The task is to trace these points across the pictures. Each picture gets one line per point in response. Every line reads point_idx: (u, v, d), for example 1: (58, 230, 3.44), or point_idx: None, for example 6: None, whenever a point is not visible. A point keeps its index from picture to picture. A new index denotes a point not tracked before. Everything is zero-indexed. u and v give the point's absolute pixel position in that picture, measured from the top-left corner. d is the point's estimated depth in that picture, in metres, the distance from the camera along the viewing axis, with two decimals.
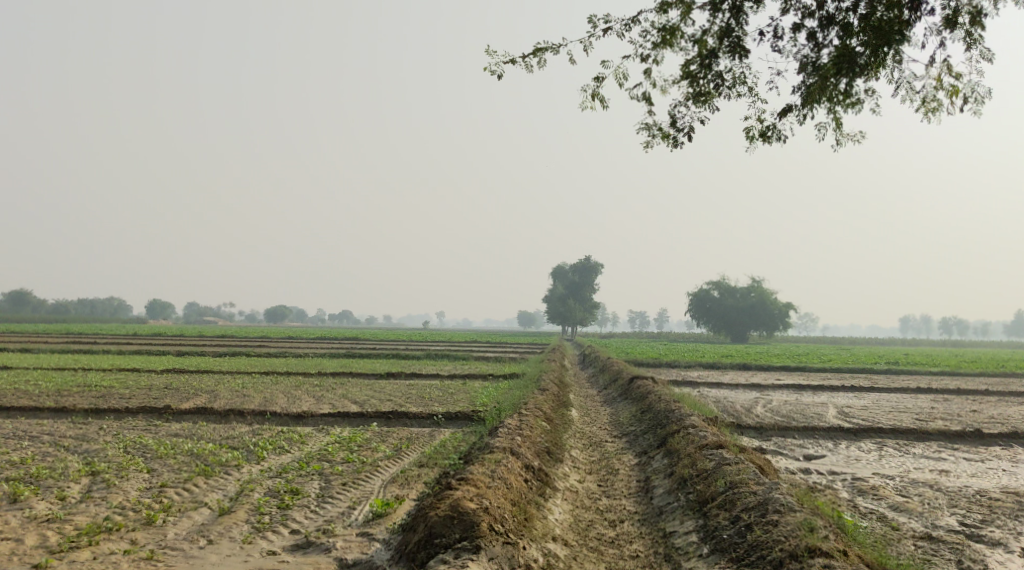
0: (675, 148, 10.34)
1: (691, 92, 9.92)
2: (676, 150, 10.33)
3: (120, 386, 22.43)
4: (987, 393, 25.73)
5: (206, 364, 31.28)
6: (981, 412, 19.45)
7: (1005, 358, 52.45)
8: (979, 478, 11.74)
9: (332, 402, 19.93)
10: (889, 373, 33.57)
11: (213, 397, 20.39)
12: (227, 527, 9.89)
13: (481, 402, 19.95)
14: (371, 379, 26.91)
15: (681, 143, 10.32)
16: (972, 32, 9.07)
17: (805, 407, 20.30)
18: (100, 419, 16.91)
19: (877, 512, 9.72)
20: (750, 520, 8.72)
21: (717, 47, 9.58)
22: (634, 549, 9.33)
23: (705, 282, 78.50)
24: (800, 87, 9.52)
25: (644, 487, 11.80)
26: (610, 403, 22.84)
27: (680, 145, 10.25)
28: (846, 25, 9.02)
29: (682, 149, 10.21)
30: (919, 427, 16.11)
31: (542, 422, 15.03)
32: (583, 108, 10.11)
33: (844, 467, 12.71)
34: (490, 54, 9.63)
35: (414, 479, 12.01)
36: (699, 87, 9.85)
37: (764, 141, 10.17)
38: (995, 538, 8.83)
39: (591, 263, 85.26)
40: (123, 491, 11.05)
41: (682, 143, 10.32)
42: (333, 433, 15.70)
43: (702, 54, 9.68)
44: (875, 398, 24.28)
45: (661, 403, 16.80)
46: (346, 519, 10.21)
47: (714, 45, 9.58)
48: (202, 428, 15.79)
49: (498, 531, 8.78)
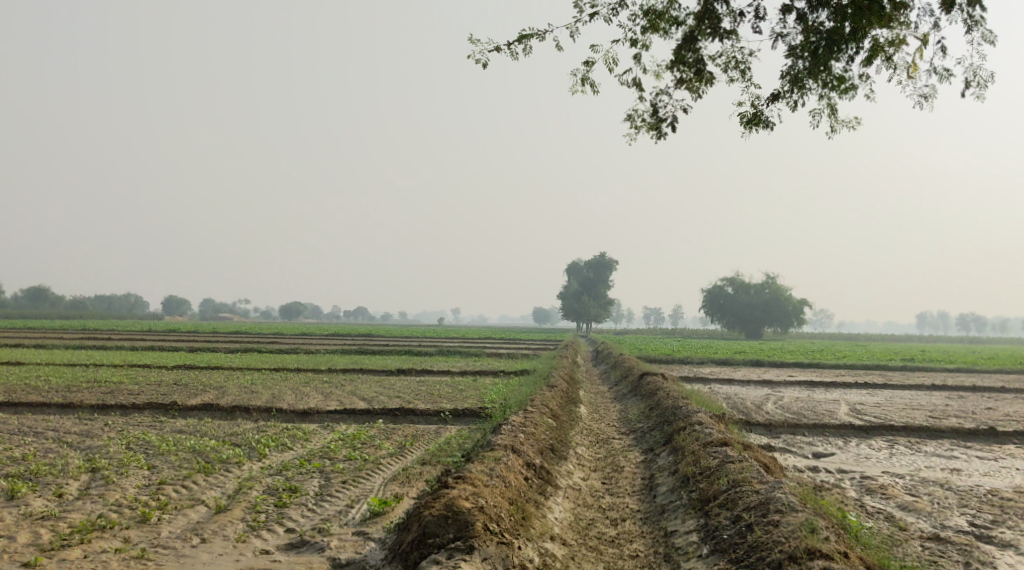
0: (659, 139, 10.18)
1: (678, 80, 9.72)
2: (660, 141, 10.17)
3: (128, 382, 22.44)
4: (1004, 390, 25.36)
5: (218, 360, 31.21)
6: (995, 410, 19.14)
7: None
8: (991, 477, 11.45)
9: (340, 399, 19.77)
10: (905, 371, 32.97)
11: (221, 394, 20.26)
12: (221, 525, 9.77)
13: (489, 399, 19.62)
14: (379, 376, 26.69)
15: (666, 134, 10.16)
16: (972, 13, 8.75)
17: (816, 404, 20.00)
18: (105, 415, 16.85)
19: (884, 511, 9.46)
20: (751, 519, 8.48)
21: (702, 30, 9.36)
22: (633, 548, 9.14)
23: (720, 279, 78.24)
24: (788, 72, 9.32)
25: (648, 485, 11.61)
26: (620, 399, 22.62)
27: (664, 135, 10.12)
28: (837, 7, 8.76)
29: (664, 139, 10.09)
30: (932, 426, 15.76)
31: (548, 419, 14.84)
32: (570, 94, 10.22)
33: (853, 465, 12.42)
34: (474, 44, 9.79)
35: (415, 477, 11.85)
36: (685, 73, 9.65)
37: (753, 128, 9.94)
38: (1006, 539, 8.55)
39: (605, 259, 84.93)
40: (120, 489, 10.95)
41: (666, 134, 10.16)
42: (337, 430, 15.53)
43: (686, 40, 9.50)
44: (889, 395, 23.92)
45: (669, 400, 16.56)
46: (342, 518, 10.07)
47: (700, 28, 9.36)
48: (206, 425, 15.68)
49: (492, 530, 8.58)
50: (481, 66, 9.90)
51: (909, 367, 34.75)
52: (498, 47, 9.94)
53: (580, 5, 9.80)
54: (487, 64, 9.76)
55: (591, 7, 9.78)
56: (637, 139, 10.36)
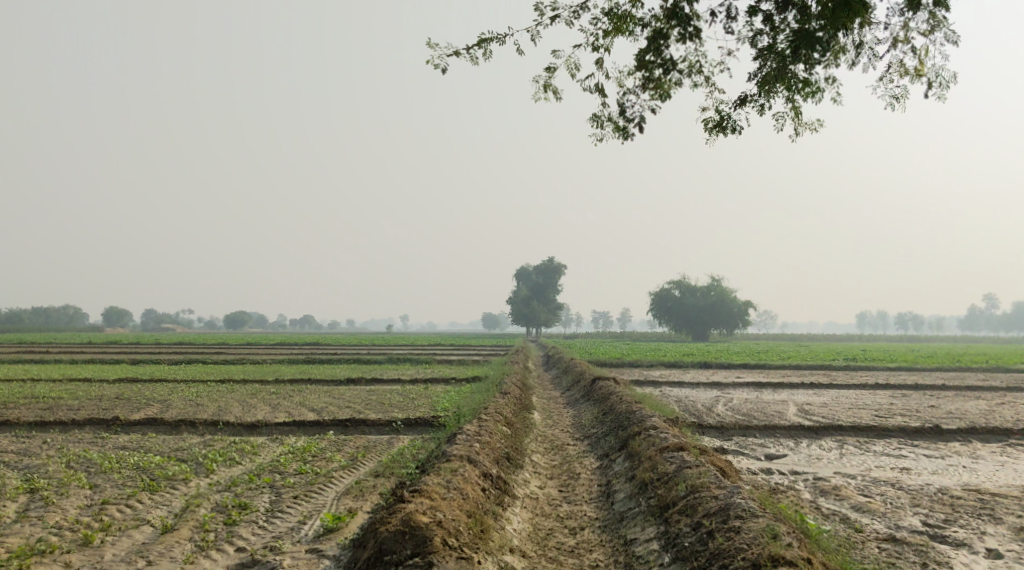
0: (627, 141, 10.17)
1: (644, 82, 9.71)
2: (628, 142, 10.15)
3: (68, 397, 21.62)
4: (944, 388, 26.01)
5: (161, 372, 30.32)
6: (938, 408, 19.59)
7: (989, 357, 46.04)
8: (940, 476, 11.66)
9: (289, 411, 19.34)
10: (848, 370, 33.70)
11: (165, 408, 19.65)
12: (169, 546, 9.41)
13: (442, 408, 19.40)
14: (328, 386, 26.27)
15: (633, 135, 10.15)
16: (935, 13, 8.86)
17: (766, 405, 20.21)
18: (43, 433, 16.18)
19: (840, 513, 9.57)
20: (711, 526, 8.45)
21: (670, 32, 9.35)
22: (593, 558, 9.08)
23: (666, 282, 79.12)
24: (756, 75, 9.38)
25: (605, 492, 11.57)
26: (573, 404, 22.60)
27: (632, 136, 10.12)
28: (803, 7, 8.84)
29: (631, 141, 10.09)
30: (878, 425, 16.07)
31: (503, 427, 14.71)
32: (532, 98, 10.20)
33: (805, 466, 12.57)
34: (433, 47, 9.73)
35: (369, 490, 11.63)
36: (650, 75, 9.64)
37: (719, 132, 9.98)
38: (959, 538, 8.69)
39: (554, 264, 85.32)
40: (62, 510, 10.49)
41: (634, 136, 10.16)
42: (287, 442, 15.16)
43: (652, 41, 9.49)
44: (834, 395, 24.35)
45: (622, 405, 16.59)
46: (295, 535, 9.81)
47: (667, 29, 9.36)
48: (151, 441, 15.16)
49: (451, 545, 8.39)
50: (441, 71, 9.89)
51: (851, 366, 35.55)
52: (457, 51, 9.87)
53: (541, 7, 9.75)
54: (446, 69, 9.85)
55: (552, 10, 9.71)
56: (605, 141, 10.35)
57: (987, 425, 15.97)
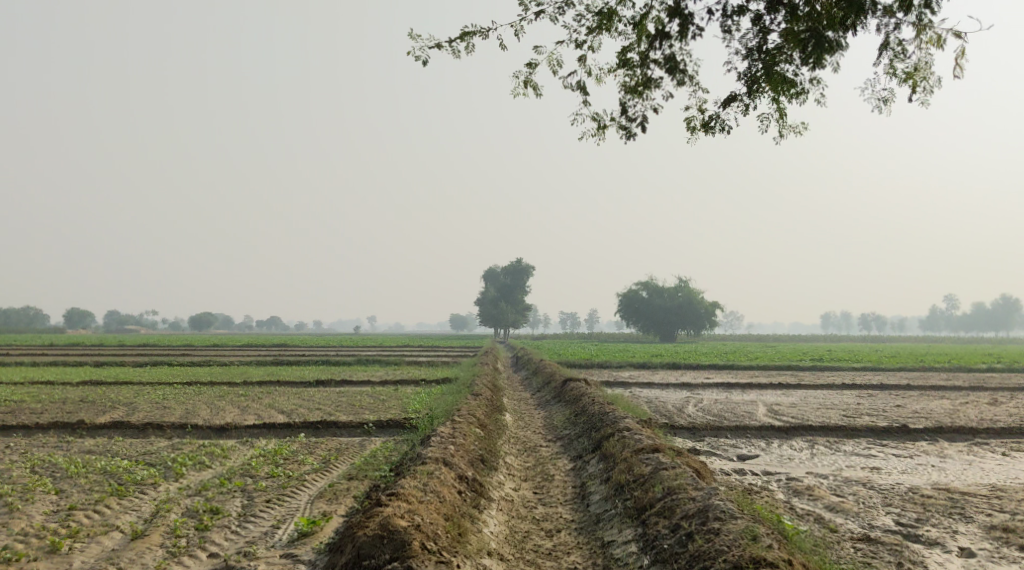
0: (629, 140, 10.14)
1: (638, 80, 9.70)
2: (630, 142, 10.11)
3: (30, 400, 21.16)
4: (908, 388, 26.43)
5: (126, 374, 29.81)
6: (904, 408, 19.87)
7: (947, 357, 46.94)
8: (909, 475, 11.85)
9: (259, 413, 19.12)
10: (814, 370, 34.11)
11: (131, 411, 19.30)
12: (139, 553, 9.24)
13: (413, 409, 19.30)
14: (297, 387, 25.97)
15: (634, 134, 10.13)
16: (922, 16, 8.94)
17: (736, 406, 20.38)
18: (6, 437, 15.82)
19: (814, 513, 9.68)
20: (690, 528, 8.48)
21: (659, 31, 9.37)
22: (571, 561, 9.08)
23: (635, 283, 79.53)
24: (744, 74, 9.40)
25: (579, 494, 11.56)
26: (544, 405, 22.62)
27: (633, 136, 10.08)
28: (791, 7, 8.91)
29: (635, 141, 10.01)
30: (847, 424, 16.27)
31: (476, 429, 14.65)
32: (514, 95, 10.17)
33: (777, 466, 12.69)
34: (414, 38, 9.66)
35: (343, 493, 11.51)
36: (644, 74, 9.65)
37: (707, 132, 10.01)
38: (932, 538, 8.82)
39: (522, 265, 85.45)
40: (26, 516, 10.24)
41: (634, 134, 10.13)
42: (257, 445, 14.99)
43: (643, 40, 9.49)
44: (801, 395, 24.61)
45: (594, 406, 16.62)
46: (269, 540, 9.68)
47: (657, 28, 9.36)
48: (117, 444, 14.88)
49: (430, 549, 8.35)
50: (423, 63, 9.75)
51: (816, 365, 35.97)
52: (439, 44, 9.76)
53: (525, 3, 9.59)
54: (428, 61, 9.66)
55: (536, 5, 9.60)
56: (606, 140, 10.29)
57: (953, 424, 16.23)
